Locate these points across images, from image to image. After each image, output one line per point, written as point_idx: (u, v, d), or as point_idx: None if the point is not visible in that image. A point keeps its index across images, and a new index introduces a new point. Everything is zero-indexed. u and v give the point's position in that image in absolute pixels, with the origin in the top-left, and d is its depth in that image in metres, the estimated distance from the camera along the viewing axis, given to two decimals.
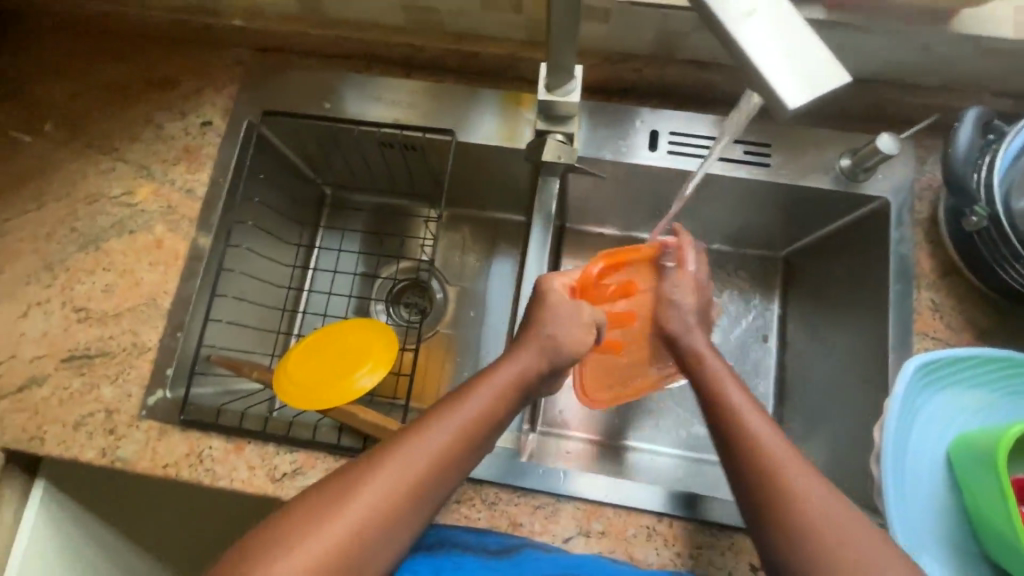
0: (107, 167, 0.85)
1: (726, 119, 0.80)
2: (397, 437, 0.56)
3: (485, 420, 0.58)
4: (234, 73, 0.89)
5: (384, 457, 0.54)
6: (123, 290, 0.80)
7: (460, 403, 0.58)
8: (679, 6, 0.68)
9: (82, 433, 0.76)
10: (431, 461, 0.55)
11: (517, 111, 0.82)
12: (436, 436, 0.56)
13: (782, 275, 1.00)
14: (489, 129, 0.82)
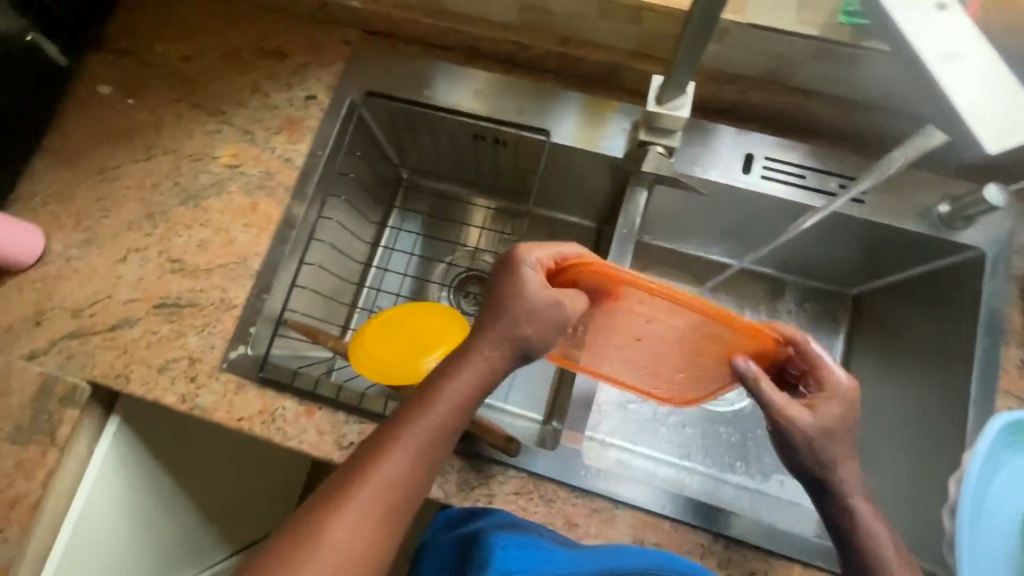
0: (213, 128, 0.89)
1: (823, 151, 0.81)
2: (374, 452, 0.54)
3: (461, 418, 0.57)
4: (339, 51, 0.91)
5: (367, 476, 0.53)
6: (217, 246, 0.84)
7: (434, 404, 0.57)
8: (807, 34, 0.68)
9: (164, 377, 0.79)
10: (411, 472, 0.54)
11: (606, 117, 0.84)
12: (415, 446, 0.55)
13: (851, 311, 1.00)
14: (574, 130, 0.84)
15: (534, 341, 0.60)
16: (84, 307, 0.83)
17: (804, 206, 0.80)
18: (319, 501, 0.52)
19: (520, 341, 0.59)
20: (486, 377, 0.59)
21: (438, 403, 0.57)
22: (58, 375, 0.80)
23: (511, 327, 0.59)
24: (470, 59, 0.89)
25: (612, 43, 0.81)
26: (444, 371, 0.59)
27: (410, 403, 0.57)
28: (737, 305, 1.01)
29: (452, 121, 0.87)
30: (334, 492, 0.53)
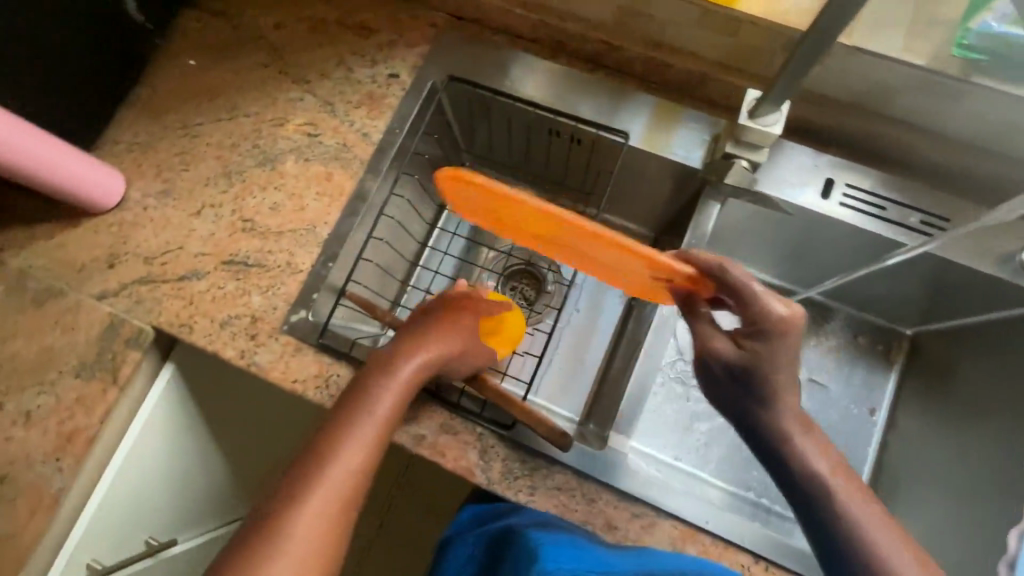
0: (295, 96, 0.91)
1: (903, 184, 0.80)
2: (329, 447, 0.58)
3: (401, 407, 0.64)
4: (425, 33, 0.92)
5: (324, 468, 0.56)
6: (289, 211, 0.86)
7: (378, 397, 0.63)
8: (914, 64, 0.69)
9: (226, 332, 0.81)
10: (365, 459, 0.59)
11: (676, 125, 0.84)
12: (365, 437, 0.59)
13: (906, 353, 0.98)
14: (644, 133, 0.84)
15: (468, 357, 0.72)
16: (155, 255, 0.86)
17: (879, 236, 0.80)
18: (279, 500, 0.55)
19: (455, 354, 0.70)
20: (421, 372, 0.66)
21: (380, 395, 0.63)
22: (126, 318, 0.82)
23: (457, 342, 0.71)
24: (554, 54, 0.90)
25: (705, 53, 0.82)
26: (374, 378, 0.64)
27: (355, 399, 0.62)
28: None
29: (531, 114, 0.88)
30: (293, 490, 0.55)
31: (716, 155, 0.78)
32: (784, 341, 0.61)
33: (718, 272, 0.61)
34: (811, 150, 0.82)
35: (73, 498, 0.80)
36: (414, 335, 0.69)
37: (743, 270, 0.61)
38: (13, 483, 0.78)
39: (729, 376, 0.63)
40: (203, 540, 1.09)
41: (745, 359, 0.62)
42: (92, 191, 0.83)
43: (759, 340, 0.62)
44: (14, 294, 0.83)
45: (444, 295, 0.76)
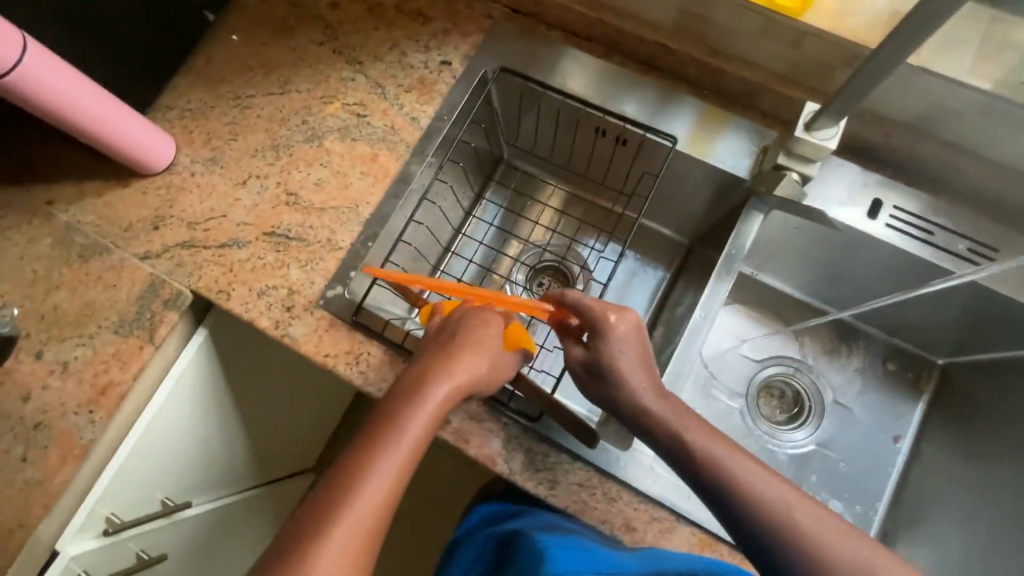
0: (348, 75, 0.92)
1: (953, 211, 0.80)
2: (357, 470, 0.54)
3: (429, 435, 0.60)
4: (480, 22, 0.93)
5: (348, 501, 0.52)
6: (333, 188, 0.87)
7: (405, 423, 0.59)
8: (978, 87, 0.69)
9: (263, 302, 0.82)
10: (391, 492, 0.54)
11: (716, 127, 0.84)
12: (392, 467, 0.55)
13: (935, 382, 0.96)
14: (684, 133, 0.84)
15: (489, 381, 0.68)
16: (199, 221, 0.87)
17: (923, 260, 0.79)
18: (299, 538, 0.50)
19: (479, 378, 0.66)
20: (449, 399, 0.63)
21: (407, 422, 0.59)
22: (166, 279, 0.84)
23: (479, 363, 0.66)
24: (607, 53, 0.91)
25: (762, 61, 0.82)
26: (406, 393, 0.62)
27: (385, 420, 0.59)
28: (812, 346, 1.01)
29: (580, 111, 0.88)
30: (313, 526, 0.51)
31: (766, 166, 0.78)
32: (622, 354, 0.67)
33: (560, 297, 0.72)
34: (861, 169, 0.82)
35: (101, 451, 0.81)
36: (439, 360, 0.66)
37: (578, 292, 0.71)
38: (46, 430, 0.78)
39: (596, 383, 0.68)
40: (212, 508, 1.09)
41: (585, 359, 0.69)
42: (135, 139, 0.83)
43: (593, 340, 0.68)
44: (61, 247, 0.85)
45: (465, 313, 0.72)
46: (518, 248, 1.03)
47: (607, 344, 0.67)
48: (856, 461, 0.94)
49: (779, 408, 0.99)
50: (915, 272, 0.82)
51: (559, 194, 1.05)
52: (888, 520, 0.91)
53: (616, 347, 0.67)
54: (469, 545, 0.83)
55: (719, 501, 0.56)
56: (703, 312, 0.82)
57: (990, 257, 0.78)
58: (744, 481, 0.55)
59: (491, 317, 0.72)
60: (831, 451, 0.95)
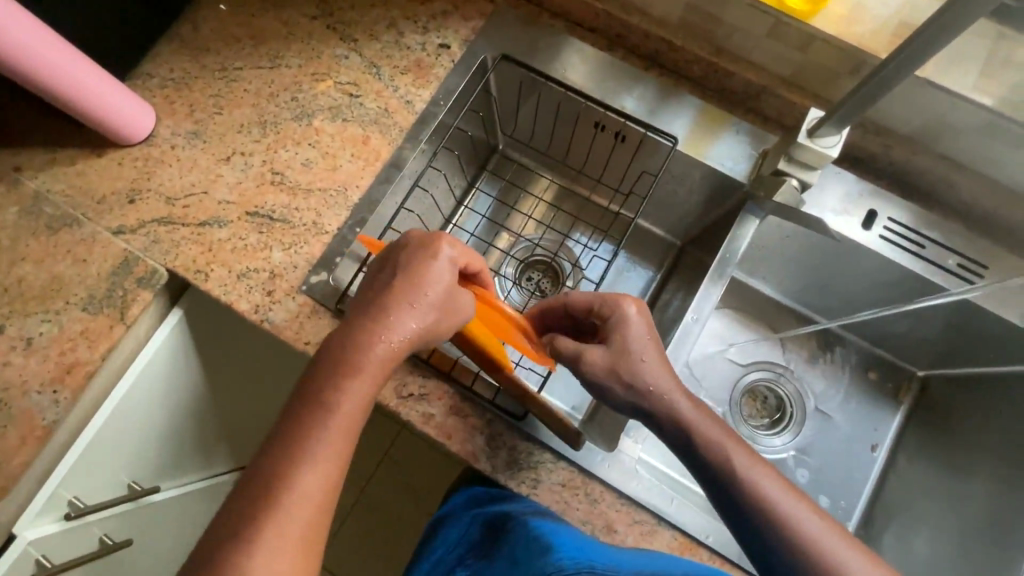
0: (341, 53, 0.89)
1: (946, 227, 0.80)
2: (290, 447, 0.53)
3: (366, 407, 0.57)
4: (482, 6, 0.90)
5: (280, 491, 0.50)
6: (321, 169, 0.84)
7: (337, 400, 0.55)
8: (980, 102, 0.69)
9: (243, 284, 0.79)
10: (328, 473, 0.53)
11: (711, 128, 0.83)
12: (329, 448, 0.53)
13: (914, 394, 0.97)
14: (681, 133, 0.83)
15: (440, 326, 0.62)
16: (178, 197, 0.83)
17: (914, 274, 0.79)
18: (232, 533, 0.49)
19: (420, 335, 0.61)
20: (384, 364, 0.58)
21: (340, 398, 0.55)
22: (141, 256, 0.80)
23: (420, 315, 0.60)
24: (611, 47, 0.89)
25: (767, 65, 0.81)
26: (333, 355, 0.58)
27: (316, 387, 0.56)
28: (797, 354, 1.01)
29: (579, 104, 0.86)
30: (248, 517, 0.49)
31: (765, 170, 0.77)
32: (645, 344, 0.65)
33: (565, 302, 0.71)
34: (856, 179, 0.81)
35: (65, 432, 0.78)
36: (371, 316, 0.59)
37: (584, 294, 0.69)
38: (6, 409, 0.74)
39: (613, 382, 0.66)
40: (182, 492, 1.05)
41: (607, 360, 0.65)
42: (128, 111, 0.80)
43: (612, 335, 0.66)
44: (28, 218, 0.80)
45: (408, 247, 0.64)
46: (509, 240, 1.01)
47: (630, 337, 0.65)
48: (835, 469, 0.95)
49: (761, 412, 0.99)
50: (902, 284, 0.83)
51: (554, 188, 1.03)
52: (862, 527, 0.92)
53: (638, 339, 0.65)
54: (456, 527, 0.83)
55: (733, 499, 0.58)
56: (693, 315, 0.81)
57: (979, 275, 0.79)
58: (758, 485, 0.58)
59: (439, 249, 0.63)
60: (810, 457, 0.96)
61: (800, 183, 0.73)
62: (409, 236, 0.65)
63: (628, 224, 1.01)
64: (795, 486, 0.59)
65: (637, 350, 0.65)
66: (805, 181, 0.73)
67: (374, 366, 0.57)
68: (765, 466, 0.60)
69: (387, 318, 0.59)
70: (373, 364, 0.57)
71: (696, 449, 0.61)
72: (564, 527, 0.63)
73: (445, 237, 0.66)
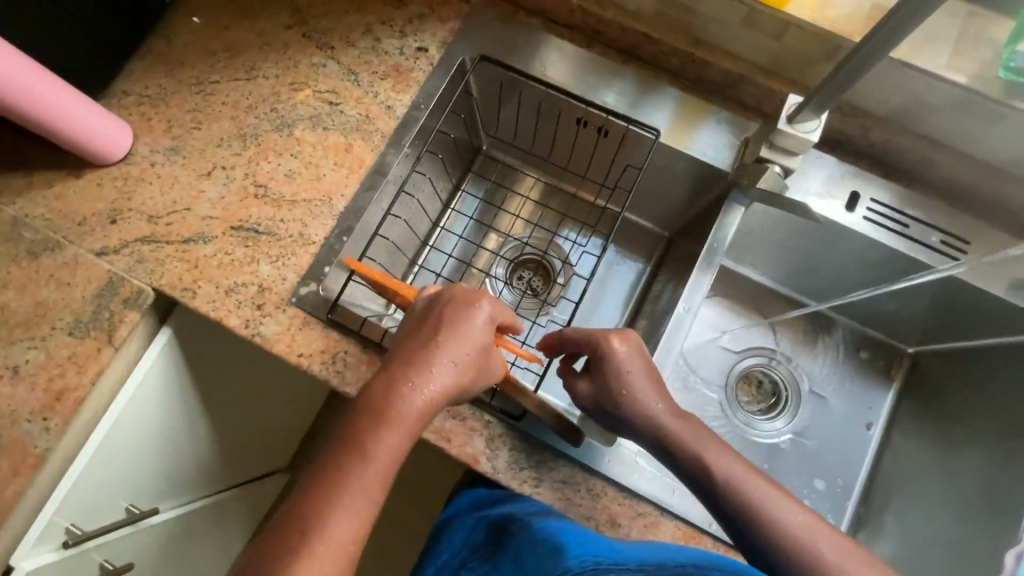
0: (318, 61, 0.88)
1: (927, 205, 0.81)
2: (324, 493, 0.52)
3: (401, 458, 0.57)
4: (459, 8, 0.90)
5: (311, 539, 0.50)
6: (304, 180, 0.83)
7: (375, 450, 0.55)
8: (954, 80, 0.70)
9: (231, 299, 0.78)
10: (361, 522, 0.52)
11: (694, 122, 0.84)
12: (362, 498, 0.53)
13: (905, 370, 0.99)
14: (663, 125, 0.84)
15: (474, 381, 0.62)
16: (161, 215, 0.82)
17: (899, 253, 0.80)
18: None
19: (457, 389, 0.61)
20: (420, 417, 0.58)
21: (380, 446, 0.55)
22: (126, 276, 0.79)
23: (460, 371, 0.61)
24: (588, 42, 0.89)
25: (744, 54, 0.82)
26: (372, 404, 0.57)
27: (353, 436, 0.55)
28: (789, 338, 1.02)
29: (560, 101, 0.86)
30: (276, 562, 0.49)
31: (747, 158, 0.78)
32: (630, 374, 0.66)
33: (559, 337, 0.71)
34: (837, 162, 0.82)
35: (59, 459, 0.76)
36: (412, 364, 0.60)
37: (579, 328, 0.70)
38: None
39: (605, 404, 0.67)
40: (182, 512, 1.04)
41: (595, 394, 0.68)
42: (108, 131, 0.80)
43: (600, 370, 0.67)
44: (8, 244, 0.79)
45: (451, 300, 0.64)
46: (498, 241, 1.01)
47: (614, 371, 0.66)
48: (833, 450, 0.96)
49: (756, 398, 1.00)
50: (887, 264, 0.84)
51: (541, 187, 1.03)
52: (861, 505, 0.93)
53: (626, 373, 0.66)
54: (457, 529, 0.82)
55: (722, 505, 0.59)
56: (685, 305, 0.82)
57: (962, 251, 0.80)
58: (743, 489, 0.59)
59: (481, 303, 0.64)
60: (807, 440, 0.97)
61: (783, 169, 0.74)
62: (453, 288, 0.65)
63: (615, 219, 1.01)
64: (779, 485, 0.60)
65: (624, 381, 0.66)
66: (788, 167, 0.74)
67: (414, 416, 0.57)
68: (745, 466, 0.61)
69: (430, 368, 0.59)
70: (412, 413, 0.57)
71: (676, 453, 0.63)
72: (566, 525, 0.63)
73: (485, 291, 0.66)
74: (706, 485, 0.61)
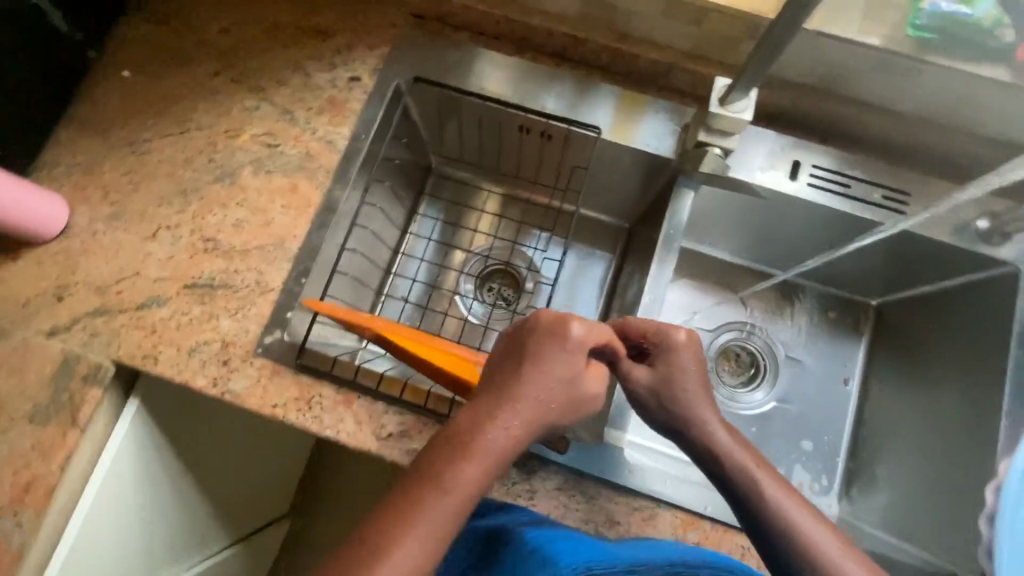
0: (251, 104, 0.87)
1: (865, 164, 0.84)
2: (391, 527, 0.48)
3: (476, 498, 0.51)
4: (385, 33, 0.89)
5: (369, 572, 0.46)
6: (253, 227, 0.82)
7: (451, 485, 0.50)
8: (869, 43, 0.73)
9: (196, 360, 0.76)
10: (427, 564, 0.48)
11: (634, 113, 0.85)
12: (429, 536, 0.48)
13: (873, 323, 1.02)
14: (606, 122, 0.84)
15: (561, 414, 0.56)
16: (109, 284, 0.79)
17: (845, 214, 0.83)
18: None
19: (541, 421, 0.54)
20: (501, 453, 0.52)
21: (458, 482, 0.50)
22: (82, 353, 0.76)
23: (544, 402, 0.54)
24: (519, 50, 0.89)
25: (671, 42, 0.83)
26: (451, 436, 0.53)
27: (430, 468, 0.51)
28: (758, 310, 1.04)
29: (500, 112, 0.87)
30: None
31: (688, 143, 0.79)
32: (690, 372, 0.61)
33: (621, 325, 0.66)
34: (776, 135, 0.84)
35: (38, 553, 0.73)
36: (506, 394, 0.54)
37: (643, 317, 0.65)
38: None
39: (664, 398, 0.61)
40: None
41: (654, 384, 0.61)
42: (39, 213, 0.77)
43: (661, 360, 0.62)
44: None
45: (543, 323, 0.57)
46: (461, 257, 1.01)
47: (677, 363, 0.61)
48: (814, 411, 0.99)
49: (735, 371, 1.02)
50: (838, 226, 0.86)
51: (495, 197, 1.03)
52: (851, 460, 0.95)
53: (686, 369, 0.61)
54: None
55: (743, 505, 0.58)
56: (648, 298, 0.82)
57: (904, 203, 0.83)
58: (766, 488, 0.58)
59: (572, 330, 0.56)
60: (791, 406, 0.99)
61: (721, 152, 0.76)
62: (540, 311, 0.58)
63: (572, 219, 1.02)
64: (806, 500, 0.57)
65: (683, 377, 0.61)
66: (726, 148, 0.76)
67: (495, 454, 0.52)
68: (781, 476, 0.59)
69: (523, 401, 0.54)
70: (492, 449, 0.52)
71: (710, 455, 0.60)
72: (561, 534, 0.62)
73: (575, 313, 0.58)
74: (730, 492, 0.58)
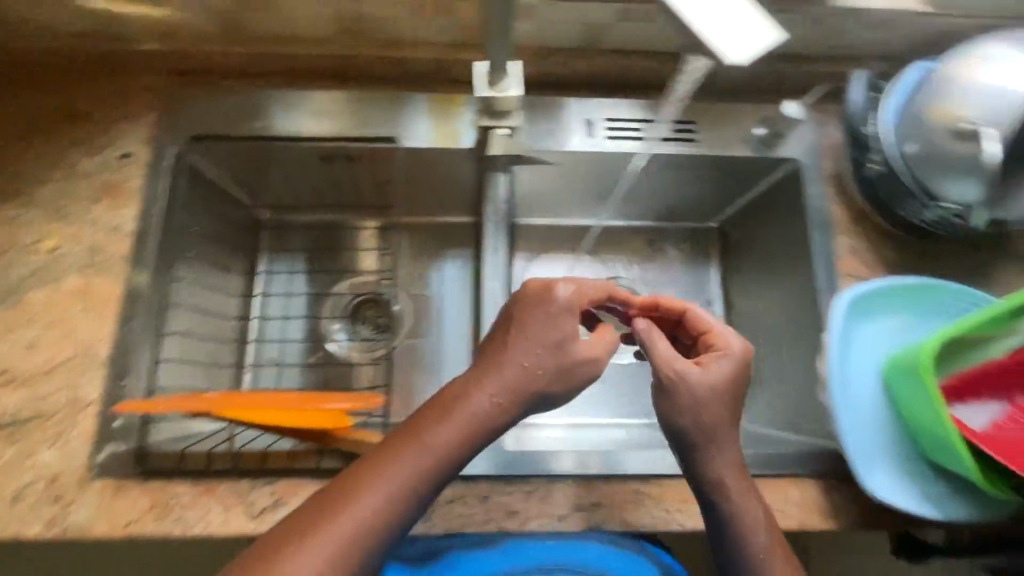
0: (13, 213, 0.78)
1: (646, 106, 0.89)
2: (373, 469, 0.55)
3: (455, 458, 0.56)
4: (148, 100, 0.85)
5: (351, 502, 0.53)
6: (51, 343, 0.73)
7: (436, 438, 0.56)
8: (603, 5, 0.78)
9: (19, 509, 0.67)
10: (388, 512, 0.54)
11: (447, 111, 0.86)
12: (405, 479, 0.55)
13: (722, 242, 1.05)
14: (422, 129, 0.85)
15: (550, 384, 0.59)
16: None
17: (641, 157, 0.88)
18: (286, 532, 0.52)
19: (527, 385, 0.58)
20: (479, 420, 0.57)
21: (437, 443, 0.56)
22: None
23: (539, 365, 0.59)
24: (293, 80, 0.88)
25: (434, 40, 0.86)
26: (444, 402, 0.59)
27: (417, 425, 0.58)
28: (619, 260, 1.03)
29: (293, 147, 0.85)
30: (316, 519, 0.53)
31: (478, 130, 0.82)
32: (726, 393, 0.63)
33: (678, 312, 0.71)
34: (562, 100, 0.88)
35: None
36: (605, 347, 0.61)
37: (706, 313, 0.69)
38: None
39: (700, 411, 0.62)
40: None
41: (700, 393, 0.62)
42: None
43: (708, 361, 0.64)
44: None
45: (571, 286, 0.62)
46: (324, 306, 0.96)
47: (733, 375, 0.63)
48: None
49: None
50: (650, 167, 0.91)
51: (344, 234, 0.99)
52: None
53: (722, 381, 0.63)
54: None
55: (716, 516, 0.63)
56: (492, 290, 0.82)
57: (693, 131, 0.89)
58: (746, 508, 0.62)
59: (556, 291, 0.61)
60: None
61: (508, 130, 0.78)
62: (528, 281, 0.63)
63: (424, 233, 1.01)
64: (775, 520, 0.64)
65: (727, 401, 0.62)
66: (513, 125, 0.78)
67: (471, 422, 0.57)
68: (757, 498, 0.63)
69: (505, 370, 0.58)
70: (471, 417, 0.57)
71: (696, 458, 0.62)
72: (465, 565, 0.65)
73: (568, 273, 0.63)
74: (694, 484, 0.63)
